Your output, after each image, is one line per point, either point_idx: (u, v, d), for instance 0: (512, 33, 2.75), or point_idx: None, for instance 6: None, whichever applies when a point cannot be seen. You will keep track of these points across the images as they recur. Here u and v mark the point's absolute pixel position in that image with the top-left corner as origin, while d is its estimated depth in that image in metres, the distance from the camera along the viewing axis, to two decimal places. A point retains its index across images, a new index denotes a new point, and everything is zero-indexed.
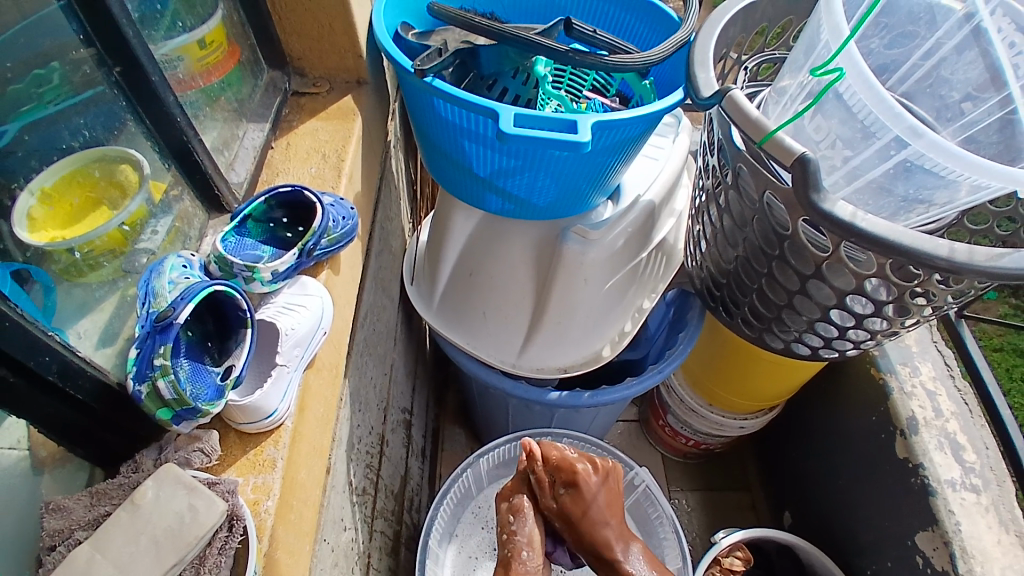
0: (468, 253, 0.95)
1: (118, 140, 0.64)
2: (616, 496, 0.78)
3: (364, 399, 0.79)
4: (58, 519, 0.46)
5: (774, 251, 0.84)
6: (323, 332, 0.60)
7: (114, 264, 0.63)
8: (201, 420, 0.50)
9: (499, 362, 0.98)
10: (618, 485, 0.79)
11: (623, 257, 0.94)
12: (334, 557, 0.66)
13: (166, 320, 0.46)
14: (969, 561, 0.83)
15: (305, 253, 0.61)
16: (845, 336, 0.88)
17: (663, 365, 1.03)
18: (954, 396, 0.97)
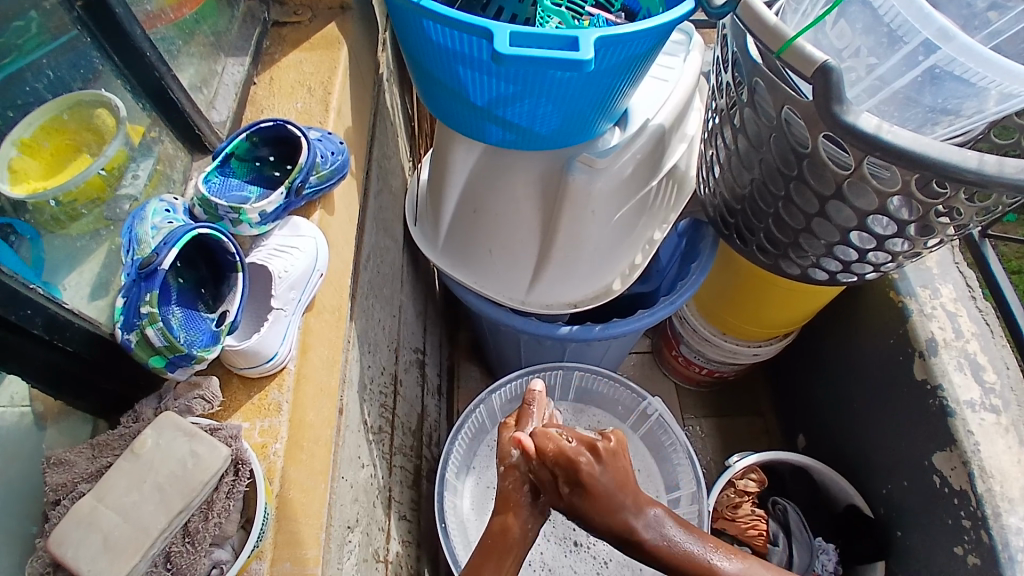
0: (470, 188, 0.92)
1: (88, 80, 0.60)
2: (627, 472, 0.55)
3: (373, 341, 0.78)
4: (61, 473, 0.45)
5: (792, 171, 0.79)
6: (319, 274, 0.58)
7: (95, 213, 0.60)
8: (197, 367, 0.49)
9: (508, 299, 0.96)
10: (628, 466, 0.56)
11: (631, 185, 0.90)
12: (353, 493, 0.67)
13: (150, 267, 0.45)
14: (987, 480, 0.83)
15: (294, 192, 0.60)
16: (865, 259, 0.84)
17: (674, 297, 1.01)
18: (975, 317, 0.94)
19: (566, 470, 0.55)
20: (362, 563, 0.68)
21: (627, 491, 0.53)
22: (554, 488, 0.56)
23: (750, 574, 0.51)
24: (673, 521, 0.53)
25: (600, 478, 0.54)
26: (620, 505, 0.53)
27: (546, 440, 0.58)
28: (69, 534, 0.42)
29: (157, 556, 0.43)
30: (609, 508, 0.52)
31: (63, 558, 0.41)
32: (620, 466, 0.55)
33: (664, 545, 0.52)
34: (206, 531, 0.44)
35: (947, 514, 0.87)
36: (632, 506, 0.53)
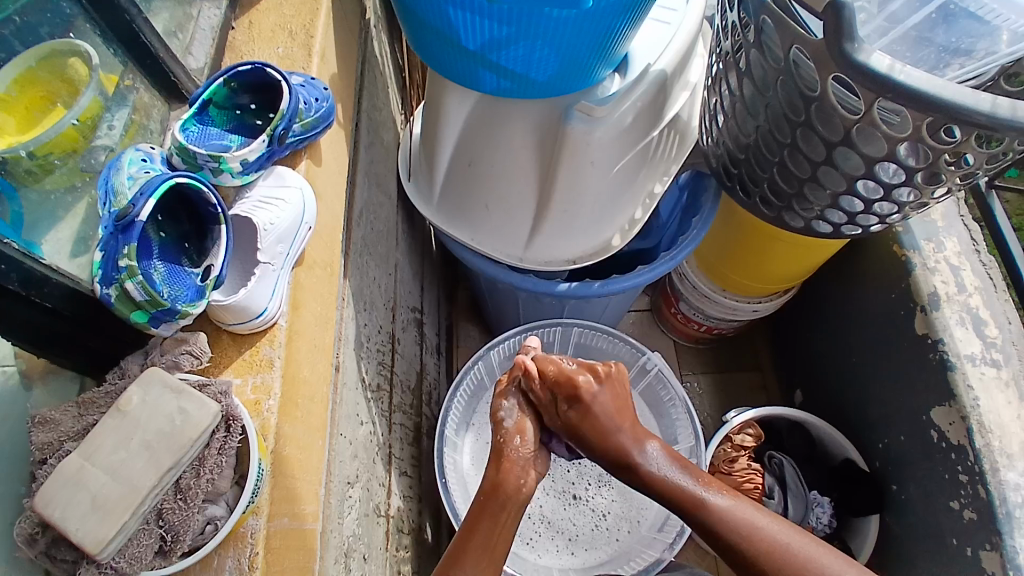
0: (465, 142, 0.88)
1: (52, 24, 0.56)
2: (626, 402, 0.67)
3: (369, 299, 0.77)
4: (46, 432, 0.44)
5: (800, 117, 0.76)
6: (308, 227, 0.57)
7: (70, 165, 0.57)
8: (183, 322, 0.48)
9: (506, 256, 0.94)
10: (624, 393, 0.68)
11: (632, 135, 0.87)
12: (353, 449, 0.67)
13: (127, 218, 0.43)
14: (986, 434, 0.83)
15: (276, 140, 0.57)
16: (871, 211, 0.82)
17: (675, 252, 0.99)
18: (978, 270, 0.93)
19: (565, 388, 0.66)
20: (364, 518, 0.69)
21: (623, 419, 0.64)
22: (554, 405, 0.67)
23: (735, 510, 0.58)
24: (667, 458, 0.62)
25: (600, 409, 0.65)
26: (617, 430, 0.64)
27: (554, 368, 0.68)
28: (56, 493, 0.41)
29: (149, 512, 0.43)
30: (603, 433, 0.64)
31: (51, 519, 0.40)
32: (614, 397, 0.66)
33: (657, 473, 0.61)
34: (198, 488, 0.44)
35: (944, 468, 0.87)
36: (633, 441, 0.63)
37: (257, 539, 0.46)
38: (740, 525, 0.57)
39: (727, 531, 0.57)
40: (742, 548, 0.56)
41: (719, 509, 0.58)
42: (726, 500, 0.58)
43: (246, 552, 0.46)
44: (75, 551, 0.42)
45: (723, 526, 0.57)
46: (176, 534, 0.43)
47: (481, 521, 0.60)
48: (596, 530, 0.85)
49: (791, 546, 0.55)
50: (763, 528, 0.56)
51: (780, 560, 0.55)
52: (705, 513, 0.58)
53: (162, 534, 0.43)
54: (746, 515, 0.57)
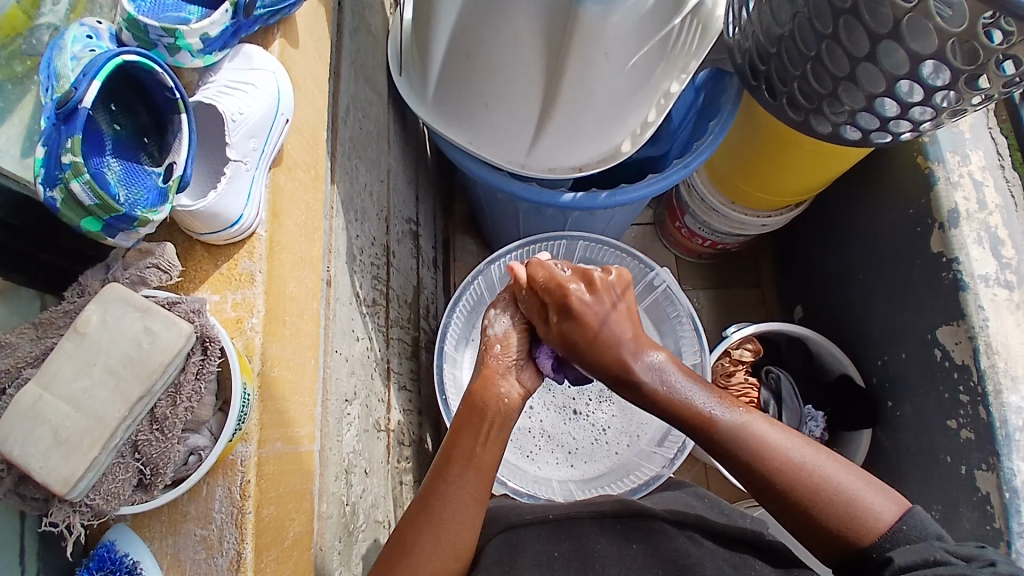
0: (461, 29, 0.78)
1: None
2: (630, 313, 0.63)
3: (360, 208, 0.70)
4: (3, 357, 0.39)
5: (846, 4, 0.66)
6: (285, 120, 0.50)
7: (9, 49, 0.47)
8: (144, 231, 0.42)
9: (506, 162, 0.86)
10: (626, 303, 0.64)
11: (651, 23, 0.76)
12: (350, 367, 0.63)
13: (70, 105, 0.36)
14: (992, 356, 0.80)
15: (241, 13, 0.48)
16: (905, 116, 0.72)
17: (690, 159, 0.91)
18: (1001, 187, 0.86)
19: (555, 295, 0.63)
20: (363, 434, 0.67)
21: (621, 334, 0.61)
22: (545, 316, 0.64)
23: (747, 429, 0.56)
24: (673, 368, 0.60)
25: (598, 321, 0.61)
26: (615, 343, 0.60)
27: (562, 290, 0.63)
28: (14, 429, 0.37)
29: (124, 446, 0.39)
30: (602, 345, 0.61)
31: (11, 458, 0.36)
32: (614, 313, 0.62)
33: (660, 386, 0.59)
34: (176, 417, 0.40)
35: (945, 387, 0.86)
36: (630, 351, 0.60)
37: (247, 466, 0.43)
38: (751, 443, 0.56)
39: (741, 449, 0.56)
40: (754, 467, 0.55)
41: (730, 427, 0.57)
42: (739, 418, 0.57)
43: (237, 480, 0.43)
44: (44, 489, 0.38)
45: (737, 446, 0.56)
46: (156, 467, 0.39)
47: (464, 432, 0.59)
48: (595, 444, 0.85)
49: (804, 469, 0.54)
50: (773, 442, 0.55)
51: (795, 478, 0.54)
52: (715, 432, 0.57)
53: (140, 468, 0.39)
54: (756, 433, 0.56)
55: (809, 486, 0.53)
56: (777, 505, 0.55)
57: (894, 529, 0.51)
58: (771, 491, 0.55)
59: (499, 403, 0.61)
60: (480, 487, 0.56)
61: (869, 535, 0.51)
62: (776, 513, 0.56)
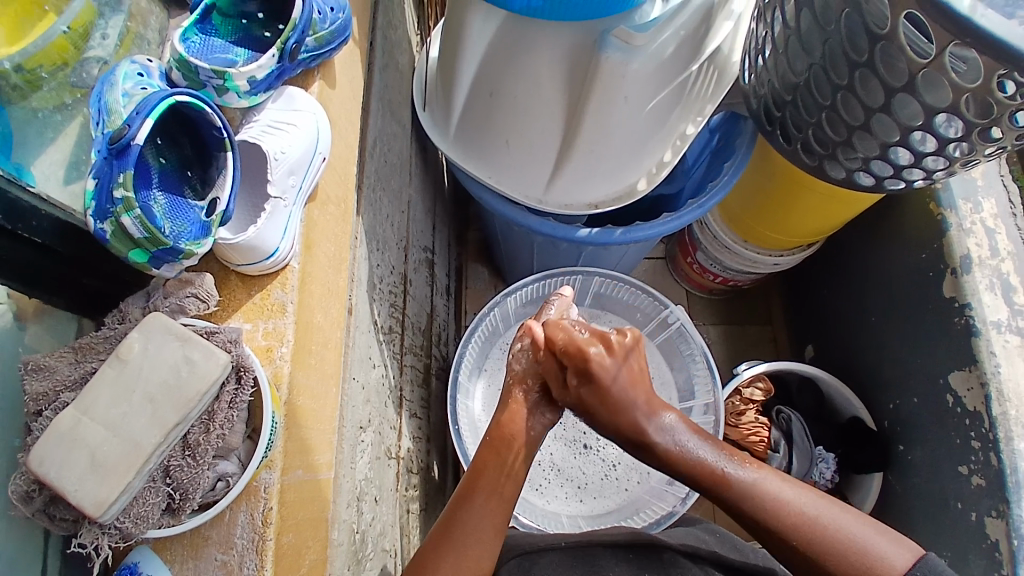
0: (487, 69, 0.81)
1: None
2: (642, 373, 0.60)
3: (381, 238, 0.72)
4: (41, 380, 0.41)
5: (862, 58, 0.67)
6: (322, 157, 0.52)
7: (59, 79, 0.50)
8: (187, 263, 0.44)
9: (524, 197, 0.88)
10: (640, 363, 0.60)
11: (671, 69, 0.79)
12: (366, 394, 0.64)
13: (122, 141, 0.38)
14: (1004, 404, 0.80)
15: (287, 57, 0.51)
16: (918, 165, 0.73)
17: (704, 200, 0.93)
18: (1013, 235, 0.87)
19: (576, 360, 0.59)
20: (375, 461, 0.68)
21: (634, 400, 0.57)
22: (563, 376, 0.61)
23: (761, 487, 0.54)
24: (684, 429, 0.57)
25: (615, 393, 0.57)
26: (628, 411, 0.57)
27: (583, 356, 0.58)
28: (50, 452, 0.38)
29: (155, 470, 0.40)
30: (615, 412, 0.58)
31: (47, 479, 0.38)
32: (625, 383, 0.58)
33: (677, 447, 0.56)
34: (208, 445, 0.41)
35: (956, 434, 0.85)
36: (639, 414, 0.57)
37: (270, 493, 0.44)
38: (764, 506, 0.53)
39: (759, 511, 0.53)
40: (772, 530, 0.53)
41: (745, 490, 0.54)
42: (749, 476, 0.55)
43: (260, 507, 0.43)
44: (74, 511, 0.40)
45: (751, 504, 0.54)
46: (184, 492, 0.41)
47: (488, 458, 0.59)
48: (605, 479, 0.85)
49: (824, 528, 0.52)
50: (789, 503, 0.53)
51: (814, 534, 0.52)
52: (729, 494, 0.54)
53: (169, 492, 0.41)
54: (770, 496, 0.54)
55: (827, 545, 0.51)
56: (792, 562, 0.53)
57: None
58: (788, 549, 0.53)
59: (524, 435, 0.61)
60: (501, 517, 0.57)
61: None
62: (794, 571, 0.54)
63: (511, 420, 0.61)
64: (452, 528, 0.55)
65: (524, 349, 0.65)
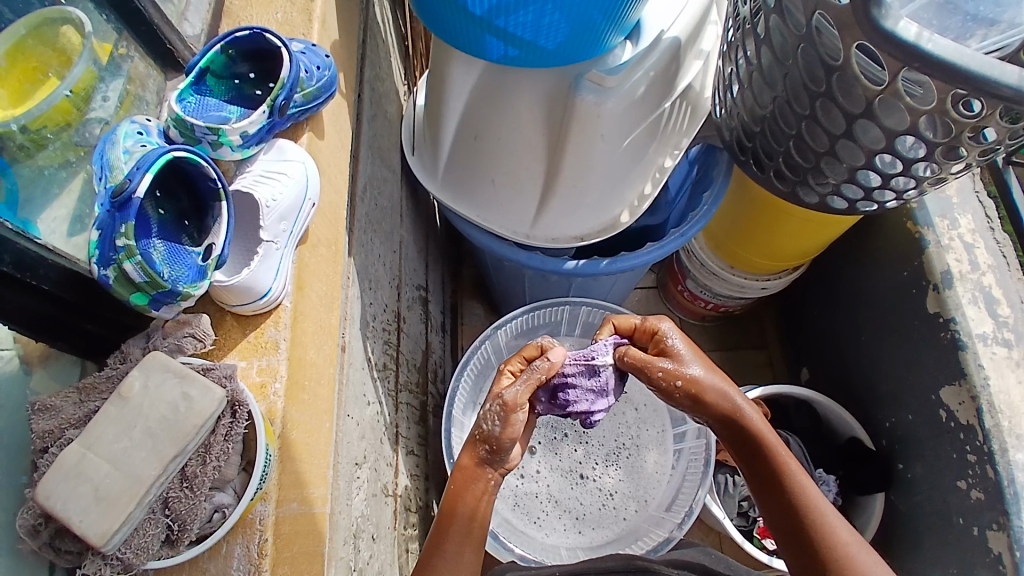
0: (471, 114, 0.85)
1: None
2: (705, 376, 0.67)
3: (374, 278, 0.75)
4: (47, 419, 0.43)
5: (820, 88, 0.71)
6: (311, 204, 0.55)
7: (63, 139, 0.53)
8: (185, 304, 0.47)
9: (512, 233, 0.91)
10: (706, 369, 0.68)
11: (644, 106, 0.83)
12: (360, 430, 0.66)
13: (124, 195, 0.41)
14: (996, 415, 0.81)
15: (277, 112, 0.55)
16: (887, 186, 0.76)
17: (685, 229, 0.96)
18: (992, 248, 0.89)
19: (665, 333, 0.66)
20: (372, 498, 0.68)
21: (714, 385, 0.60)
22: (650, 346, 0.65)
23: (815, 498, 0.56)
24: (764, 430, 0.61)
25: (702, 372, 0.61)
26: (707, 396, 0.60)
27: (660, 336, 0.65)
28: (57, 486, 0.40)
29: (155, 502, 0.42)
30: (697, 398, 0.60)
31: (53, 511, 0.39)
32: (712, 374, 0.61)
33: (738, 438, 0.60)
34: (205, 476, 0.43)
35: (952, 448, 0.86)
36: (716, 402, 0.60)
37: (265, 525, 0.46)
38: (815, 513, 0.55)
39: (810, 520, 0.55)
40: (814, 544, 0.54)
41: (805, 492, 0.56)
42: (807, 481, 0.57)
43: (256, 540, 0.45)
44: (79, 543, 0.41)
45: (804, 502, 0.56)
46: (183, 522, 0.42)
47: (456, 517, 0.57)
48: (604, 508, 0.85)
49: (858, 553, 0.53)
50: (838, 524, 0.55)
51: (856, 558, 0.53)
52: (787, 494, 0.56)
53: (168, 523, 0.42)
54: (825, 508, 0.56)
55: None
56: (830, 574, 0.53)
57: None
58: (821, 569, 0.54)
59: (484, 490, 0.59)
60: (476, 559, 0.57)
61: None
62: None
63: (468, 468, 0.59)
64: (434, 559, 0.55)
65: (494, 409, 0.59)
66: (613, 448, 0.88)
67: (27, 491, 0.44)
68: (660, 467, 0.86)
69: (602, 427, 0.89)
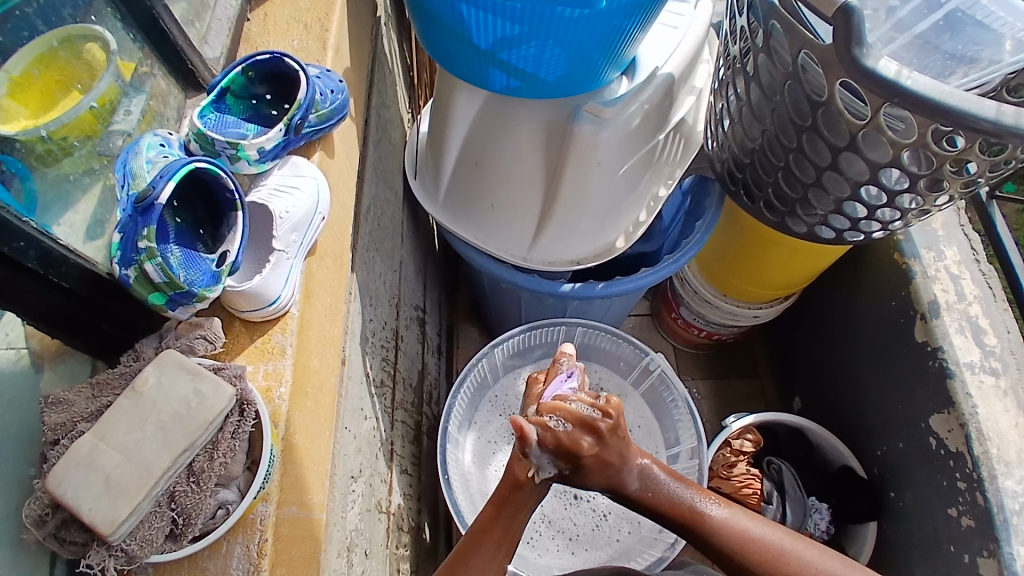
0: (472, 141, 0.88)
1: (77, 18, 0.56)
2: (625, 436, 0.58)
3: (374, 295, 0.76)
4: (60, 412, 0.45)
5: (806, 121, 0.74)
6: (321, 217, 0.58)
7: (88, 148, 0.56)
8: (199, 306, 0.49)
9: (510, 255, 0.94)
10: (625, 433, 0.58)
11: (638, 137, 0.86)
12: (357, 443, 0.66)
13: (147, 201, 0.43)
14: (985, 442, 0.82)
15: (293, 130, 0.58)
16: (873, 217, 0.80)
17: (679, 255, 0.98)
18: (978, 280, 0.93)
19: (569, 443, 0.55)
20: (366, 514, 0.69)
21: (627, 452, 0.57)
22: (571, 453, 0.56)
23: (733, 522, 0.58)
24: (659, 471, 0.59)
25: (596, 470, 0.57)
26: (618, 465, 0.57)
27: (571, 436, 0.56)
28: (69, 474, 0.41)
29: (162, 495, 0.43)
30: (608, 473, 0.57)
31: (63, 498, 0.41)
32: (607, 457, 0.56)
33: (653, 491, 0.59)
34: (211, 471, 0.44)
35: (942, 476, 0.87)
36: (625, 466, 0.57)
37: (265, 525, 0.47)
38: (734, 538, 0.57)
39: (736, 558, 0.57)
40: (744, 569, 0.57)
41: (718, 531, 0.57)
42: (714, 522, 0.58)
43: (255, 539, 0.46)
44: (85, 533, 0.42)
45: (729, 549, 0.57)
46: (188, 517, 0.43)
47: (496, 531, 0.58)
48: (597, 529, 0.85)
49: (783, 553, 0.57)
50: (756, 537, 0.57)
51: (771, 573, 0.56)
52: (703, 527, 0.57)
53: (173, 517, 0.43)
54: (736, 540, 0.57)
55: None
56: None
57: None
58: None
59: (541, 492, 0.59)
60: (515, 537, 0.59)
61: None
62: None
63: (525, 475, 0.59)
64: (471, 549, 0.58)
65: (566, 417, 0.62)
66: None
67: (36, 481, 0.45)
68: None
69: None
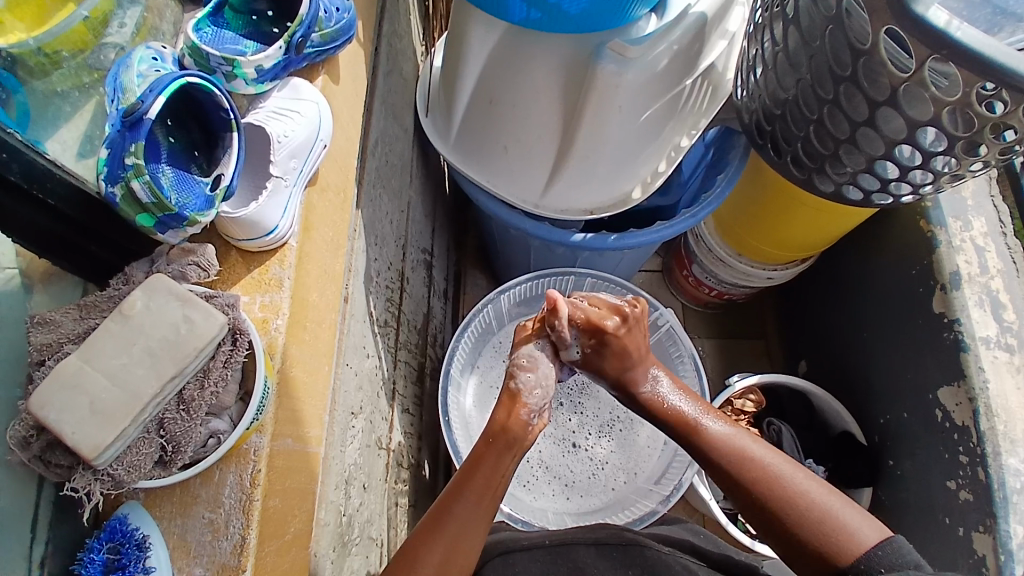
0: (487, 78, 0.84)
1: None
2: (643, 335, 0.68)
3: (380, 234, 0.75)
4: (46, 332, 0.44)
5: (846, 72, 0.69)
6: (323, 144, 0.55)
7: (78, 60, 0.53)
8: (190, 231, 0.47)
9: (521, 201, 0.91)
10: (644, 332, 0.69)
11: (663, 82, 0.81)
12: (359, 380, 0.66)
13: (135, 115, 0.41)
14: (992, 418, 0.80)
15: (293, 49, 0.55)
16: (904, 178, 0.74)
17: (697, 209, 0.94)
18: (1003, 254, 0.88)
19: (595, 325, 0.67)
20: (366, 449, 0.70)
21: (642, 348, 0.67)
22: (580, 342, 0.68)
23: (731, 440, 0.61)
24: (669, 383, 0.66)
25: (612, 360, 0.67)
26: (635, 357, 0.66)
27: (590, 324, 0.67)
28: (53, 396, 0.40)
29: (150, 422, 0.42)
30: (625, 362, 0.66)
31: (47, 421, 0.40)
32: (629, 345, 0.66)
33: (658, 400, 0.65)
34: (202, 400, 0.44)
35: (945, 447, 0.86)
36: (640, 361, 0.67)
37: (259, 456, 0.47)
38: (732, 454, 0.60)
39: (732, 472, 0.59)
40: (733, 485, 0.59)
41: (714, 443, 0.61)
42: (713, 432, 0.61)
43: (249, 469, 0.46)
44: (70, 456, 0.41)
45: (718, 454, 0.60)
46: (177, 445, 0.43)
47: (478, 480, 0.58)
48: (593, 477, 0.86)
49: (776, 474, 0.57)
50: (756, 457, 0.59)
51: (764, 493, 0.57)
52: (700, 438, 0.62)
53: (162, 445, 0.43)
54: (732, 450, 0.60)
55: (790, 504, 0.56)
56: (752, 508, 0.58)
57: (870, 552, 0.52)
58: (751, 502, 0.58)
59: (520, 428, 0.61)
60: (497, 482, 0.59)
61: (845, 553, 0.52)
62: (754, 517, 0.58)
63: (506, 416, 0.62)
64: (459, 490, 0.58)
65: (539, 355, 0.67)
66: (608, 420, 0.89)
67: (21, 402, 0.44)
68: (652, 442, 0.87)
69: (598, 400, 0.89)
